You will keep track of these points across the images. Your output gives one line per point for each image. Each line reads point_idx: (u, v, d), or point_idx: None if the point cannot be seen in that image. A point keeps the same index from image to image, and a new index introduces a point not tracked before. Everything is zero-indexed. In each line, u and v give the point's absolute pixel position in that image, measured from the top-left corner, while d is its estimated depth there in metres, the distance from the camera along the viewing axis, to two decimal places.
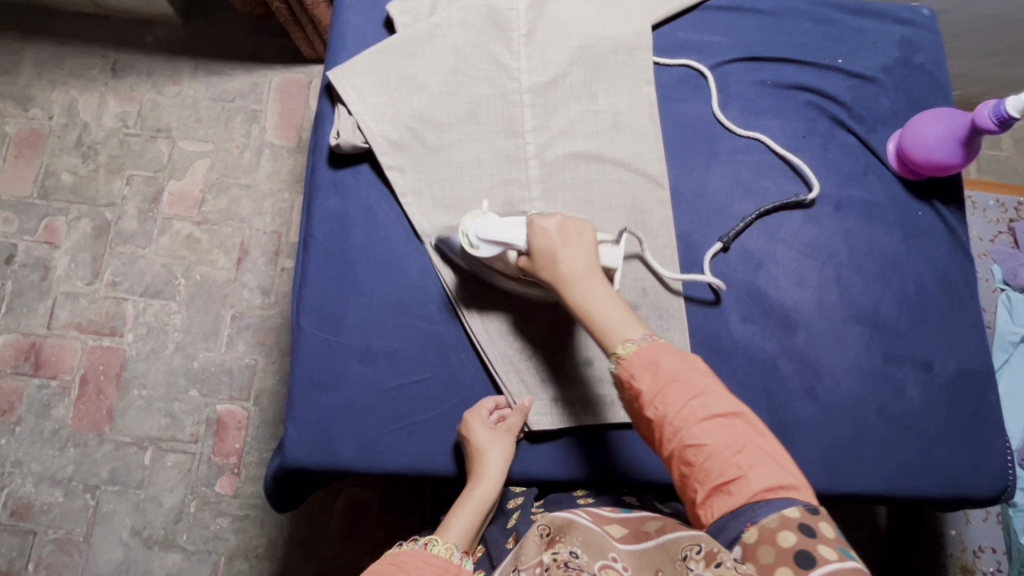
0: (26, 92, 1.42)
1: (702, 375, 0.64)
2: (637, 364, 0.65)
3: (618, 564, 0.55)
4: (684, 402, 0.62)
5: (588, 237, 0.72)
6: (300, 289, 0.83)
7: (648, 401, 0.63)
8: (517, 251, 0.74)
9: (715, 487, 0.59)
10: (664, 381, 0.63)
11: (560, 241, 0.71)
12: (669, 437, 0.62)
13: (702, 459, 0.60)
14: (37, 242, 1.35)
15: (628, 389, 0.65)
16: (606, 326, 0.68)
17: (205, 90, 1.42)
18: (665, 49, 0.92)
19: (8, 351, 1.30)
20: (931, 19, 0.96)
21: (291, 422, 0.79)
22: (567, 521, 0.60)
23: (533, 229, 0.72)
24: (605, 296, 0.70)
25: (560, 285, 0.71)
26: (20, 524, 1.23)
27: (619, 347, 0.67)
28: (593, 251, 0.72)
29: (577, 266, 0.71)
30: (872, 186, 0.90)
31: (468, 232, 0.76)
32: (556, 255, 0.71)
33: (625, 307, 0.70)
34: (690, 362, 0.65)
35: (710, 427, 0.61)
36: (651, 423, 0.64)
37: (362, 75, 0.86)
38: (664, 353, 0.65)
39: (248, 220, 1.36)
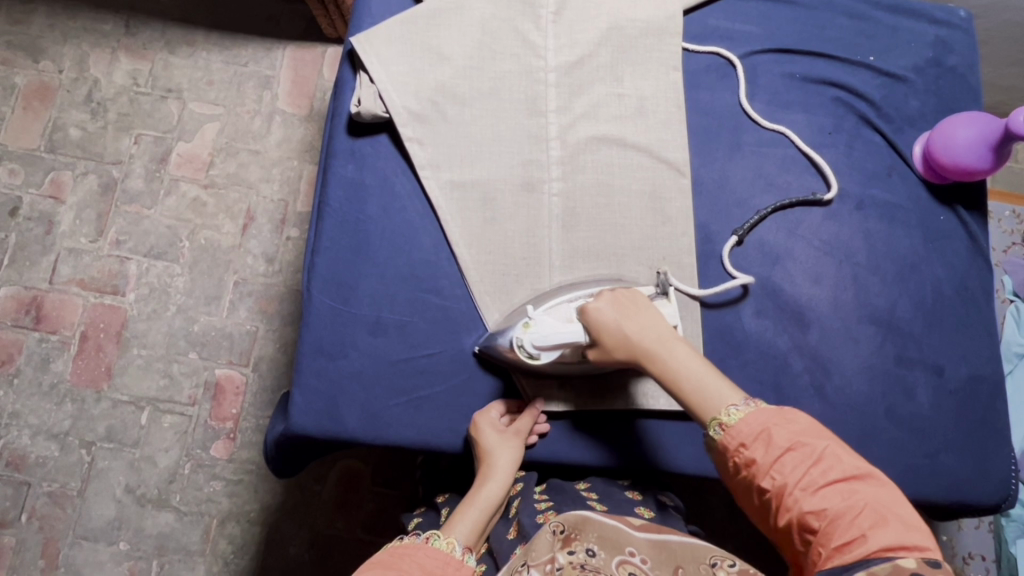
0: (37, 43, 1.40)
1: (822, 438, 0.59)
2: (746, 434, 0.61)
3: (636, 558, 0.62)
4: (801, 469, 0.58)
5: (642, 305, 0.72)
6: (313, 257, 0.82)
7: (763, 471, 0.59)
8: (581, 344, 0.73)
9: (835, 552, 0.54)
10: (778, 450, 0.59)
11: (621, 317, 0.71)
12: (786, 506, 0.58)
13: (821, 525, 0.55)
14: (43, 196, 1.33)
15: (740, 459, 0.61)
16: (699, 392, 0.67)
17: (218, 52, 1.40)
18: (695, 35, 0.91)
19: (10, 304, 1.29)
20: (966, 22, 0.94)
21: (297, 388, 0.79)
22: (580, 515, 0.64)
23: (588, 317, 0.71)
24: (689, 360, 0.69)
25: (639, 359, 0.70)
26: (14, 475, 1.23)
27: (723, 413, 0.64)
28: (653, 312, 0.72)
29: (648, 335, 0.70)
30: (895, 187, 0.89)
31: (524, 345, 0.74)
32: (626, 333, 0.70)
33: (707, 365, 0.68)
34: (807, 426, 0.60)
35: (829, 491, 0.56)
36: (767, 492, 0.59)
37: (386, 43, 0.84)
38: (777, 421, 0.61)
39: (256, 186, 1.35)
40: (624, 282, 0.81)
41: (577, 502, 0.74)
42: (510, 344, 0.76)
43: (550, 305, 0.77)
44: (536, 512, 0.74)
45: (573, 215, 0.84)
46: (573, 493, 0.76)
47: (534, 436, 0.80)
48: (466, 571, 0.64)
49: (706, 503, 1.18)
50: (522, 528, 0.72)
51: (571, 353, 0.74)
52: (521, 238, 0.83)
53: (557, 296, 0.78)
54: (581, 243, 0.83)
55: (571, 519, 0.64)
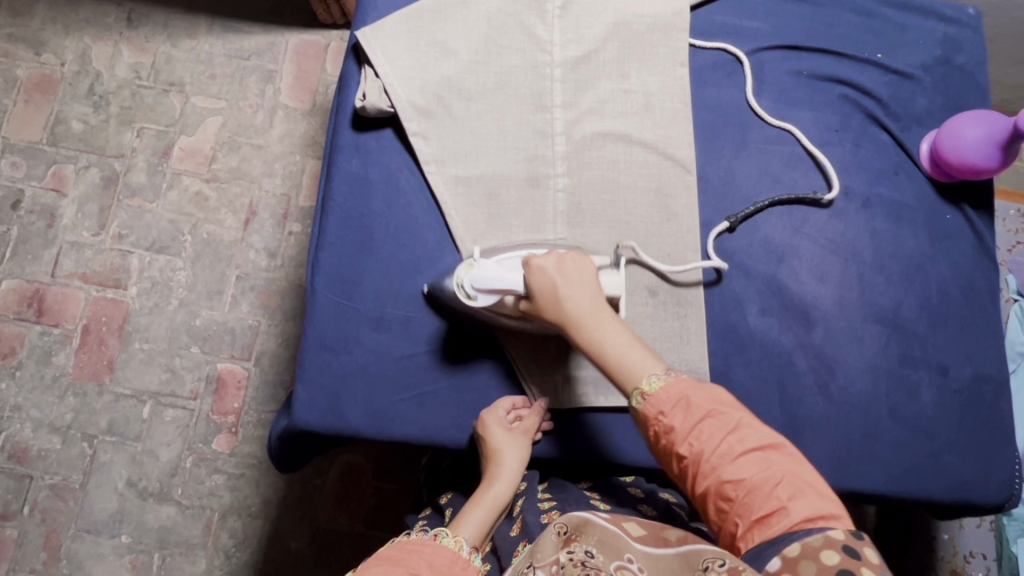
0: (39, 36, 1.39)
1: (735, 410, 0.65)
2: (665, 402, 0.66)
3: (634, 565, 0.59)
4: (719, 438, 0.63)
5: (585, 274, 0.73)
6: (316, 252, 0.82)
7: (682, 438, 0.64)
8: (517, 295, 0.73)
9: (753, 520, 0.60)
10: (698, 419, 0.64)
11: (560, 280, 0.72)
12: (704, 474, 0.63)
13: (738, 494, 0.61)
14: (45, 189, 1.33)
15: (660, 427, 0.65)
16: (620, 363, 0.70)
17: (221, 45, 1.40)
18: (701, 31, 0.90)
19: (12, 297, 1.29)
20: (974, 19, 0.94)
21: (301, 384, 0.79)
22: (583, 517, 0.63)
23: (529, 268, 0.72)
24: (616, 334, 0.71)
25: (567, 325, 0.72)
26: (16, 468, 1.23)
27: (645, 383, 0.68)
28: (594, 283, 0.73)
29: (583, 304, 0.72)
30: (902, 186, 0.88)
31: (463, 285, 0.74)
32: (561, 297, 0.71)
33: (632, 340, 0.71)
34: (721, 397, 0.66)
35: (745, 461, 0.62)
36: (685, 459, 0.64)
37: (391, 37, 0.84)
38: (695, 390, 0.66)
39: (259, 181, 1.34)
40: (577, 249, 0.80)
41: (580, 501, 0.74)
42: (452, 284, 0.75)
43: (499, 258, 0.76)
44: (540, 513, 0.73)
45: (578, 211, 0.84)
46: (574, 492, 0.76)
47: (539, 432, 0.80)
48: (473, 570, 0.64)
49: None
50: (526, 526, 0.72)
51: (509, 303, 0.74)
52: (525, 233, 0.82)
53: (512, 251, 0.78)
54: (585, 238, 0.83)
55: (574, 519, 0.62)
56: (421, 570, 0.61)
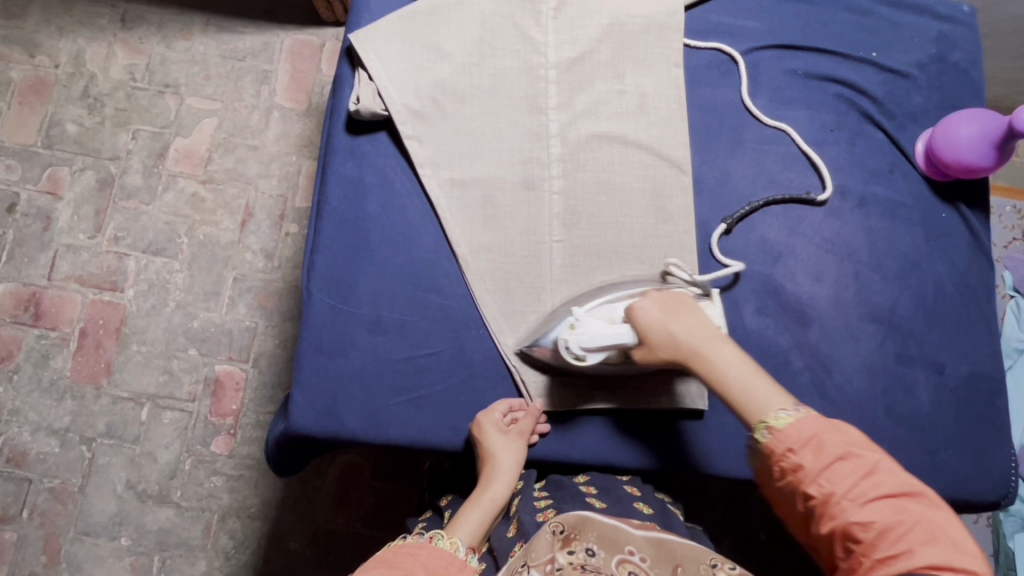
0: (33, 38, 1.39)
1: (874, 451, 0.57)
2: (794, 439, 0.58)
3: (636, 556, 0.64)
4: (852, 478, 0.55)
5: (689, 306, 0.72)
6: (312, 256, 0.82)
7: (811, 477, 0.56)
8: (627, 345, 0.73)
9: (880, 564, 0.51)
10: (829, 457, 0.56)
11: (667, 316, 0.71)
12: (831, 514, 0.55)
13: (868, 537, 0.52)
14: (40, 192, 1.33)
15: (786, 464, 0.58)
16: (741, 390, 0.65)
17: (216, 46, 1.39)
18: (696, 32, 0.90)
19: (9, 300, 1.29)
20: (969, 17, 0.94)
21: (298, 388, 0.79)
22: (579, 516, 0.67)
23: (635, 317, 0.72)
24: (736, 361, 0.67)
25: (684, 357, 0.69)
26: (15, 471, 1.23)
27: (771, 417, 0.61)
28: (707, 319, 0.71)
29: (695, 333, 0.69)
30: (897, 185, 0.88)
31: (570, 347, 0.74)
32: (672, 331, 0.70)
33: (754, 368, 0.66)
34: (859, 439, 0.58)
35: (879, 505, 0.53)
36: (813, 499, 0.56)
37: (385, 39, 0.84)
38: (829, 428, 0.58)
39: (255, 182, 1.34)
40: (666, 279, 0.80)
41: (576, 499, 0.74)
42: (557, 343, 0.76)
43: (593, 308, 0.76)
44: (536, 511, 0.73)
45: (574, 213, 0.83)
46: (571, 490, 0.76)
47: (535, 435, 0.80)
48: (469, 570, 0.64)
49: (705, 496, 1.19)
50: (522, 525, 0.72)
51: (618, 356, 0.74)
52: (521, 237, 0.82)
53: (607, 296, 0.78)
54: (582, 241, 0.83)
55: (571, 520, 0.67)
56: (418, 571, 0.61)
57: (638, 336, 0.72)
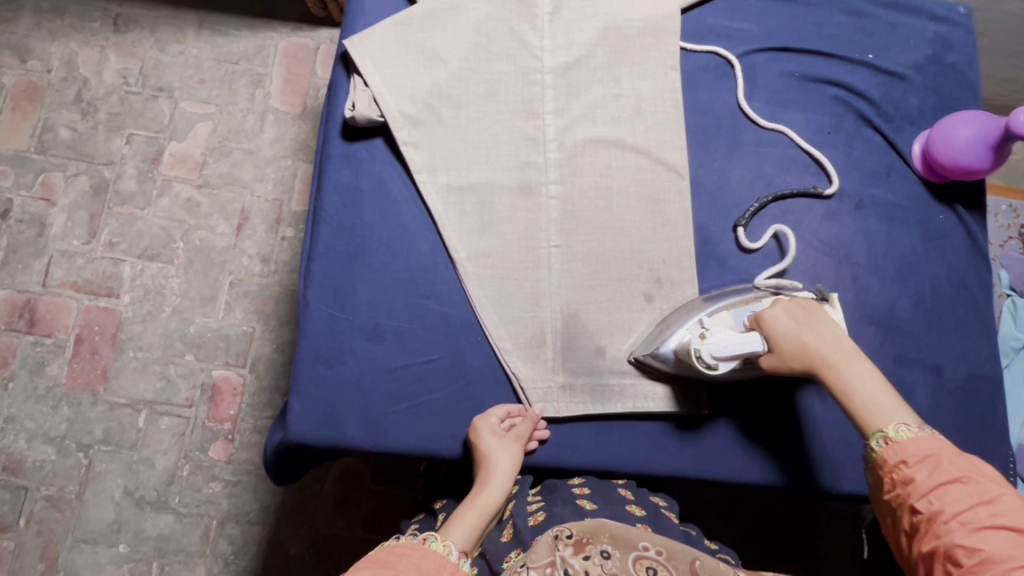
0: (25, 42, 1.38)
1: (999, 485, 0.57)
2: (910, 454, 0.61)
3: (650, 551, 0.67)
4: (965, 502, 0.56)
5: (818, 316, 0.71)
6: (309, 263, 0.82)
7: (921, 493, 0.59)
8: (756, 353, 0.71)
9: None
10: (944, 478, 0.58)
11: (799, 327, 0.70)
12: (936, 532, 0.57)
13: (970, 562, 0.54)
14: (34, 198, 1.32)
15: (898, 476, 0.61)
16: (872, 406, 0.66)
17: (210, 50, 1.39)
18: (692, 34, 0.90)
19: (3, 307, 1.28)
20: (965, 18, 0.94)
21: (295, 396, 0.78)
22: (591, 521, 0.69)
23: (764, 324, 0.70)
24: (868, 377, 0.68)
25: (817, 369, 0.69)
26: (11, 479, 1.22)
27: (891, 429, 0.63)
28: (836, 328, 0.71)
29: (829, 347, 0.69)
30: (895, 186, 0.88)
31: (702, 355, 0.73)
32: (806, 342, 0.69)
33: (884, 384, 0.67)
34: (985, 470, 0.59)
35: (992, 534, 0.54)
36: (919, 514, 0.58)
37: (380, 45, 0.83)
38: (952, 453, 0.60)
39: (250, 186, 1.34)
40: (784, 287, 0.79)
41: (567, 502, 0.74)
42: (689, 352, 0.74)
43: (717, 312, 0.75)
44: (528, 515, 0.74)
45: (572, 218, 0.83)
46: (564, 493, 0.76)
47: (535, 441, 0.79)
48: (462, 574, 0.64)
49: (703, 496, 1.20)
50: (517, 531, 0.73)
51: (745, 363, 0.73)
52: (519, 242, 0.82)
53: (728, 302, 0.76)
54: (581, 247, 0.83)
55: (582, 525, 0.69)
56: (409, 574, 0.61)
57: (769, 345, 0.70)
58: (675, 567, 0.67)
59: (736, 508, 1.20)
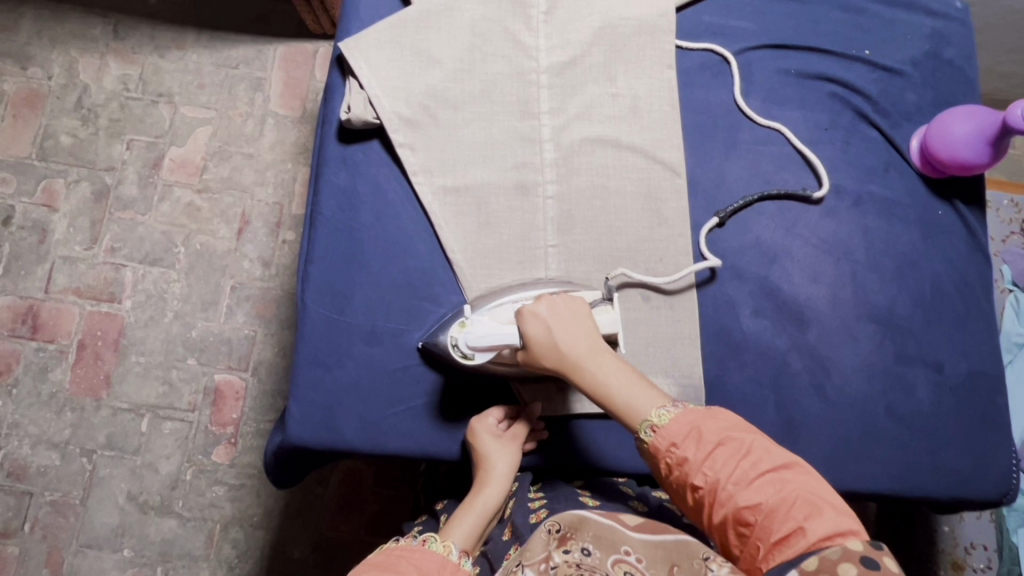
0: (25, 50, 1.38)
1: (747, 434, 0.63)
2: (677, 434, 0.63)
3: (631, 557, 0.62)
4: (731, 464, 0.60)
5: (580, 312, 0.71)
6: (306, 266, 0.82)
7: (696, 468, 0.61)
8: (512, 348, 0.71)
9: (774, 542, 0.57)
10: (710, 447, 0.62)
11: (555, 323, 0.70)
12: (721, 501, 0.60)
13: (758, 518, 0.58)
14: (36, 205, 1.32)
15: (673, 459, 0.63)
16: (628, 405, 0.67)
17: (209, 55, 1.39)
18: (689, 32, 0.90)
19: (6, 313, 1.28)
20: (962, 13, 0.93)
21: (294, 399, 0.78)
22: (577, 516, 0.67)
23: (522, 322, 0.70)
24: (616, 372, 0.69)
25: (567, 367, 0.69)
26: (16, 485, 1.23)
27: (653, 415, 0.66)
28: (591, 325, 0.71)
29: (579, 345, 0.69)
30: (893, 183, 0.88)
31: (459, 344, 0.74)
32: (556, 340, 0.69)
33: (633, 377, 0.69)
34: (733, 424, 0.64)
35: (761, 483, 0.59)
36: (700, 489, 0.61)
37: (375, 47, 0.83)
38: (706, 420, 0.64)
39: (250, 190, 1.34)
40: (577, 284, 0.80)
41: (569, 498, 0.74)
42: (446, 341, 0.75)
43: (492, 305, 0.75)
44: (529, 512, 0.73)
45: (569, 218, 0.83)
46: (565, 490, 0.76)
47: (530, 439, 0.80)
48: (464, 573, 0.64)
49: None
50: (516, 529, 0.71)
51: (505, 356, 0.73)
52: (516, 243, 0.82)
53: (504, 298, 0.76)
54: (577, 246, 0.83)
55: (568, 520, 0.67)
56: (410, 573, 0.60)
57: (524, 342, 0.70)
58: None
59: None
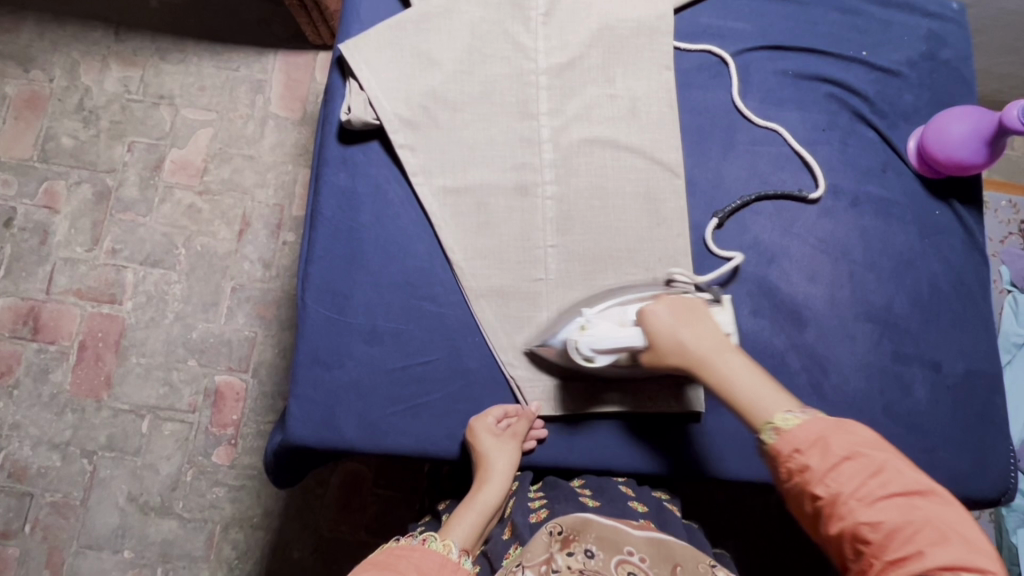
0: (27, 52, 1.39)
1: (881, 450, 0.57)
2: (801, 440, 0.59)
3: (634, 557, 0.66)
4: (858, 478, 0.55)
5: (701, 312, 0.71)
6: (307, 266, 0.82)
7: (818, 478, 0.57)
8: (635, 348, 0.72)
9: (890, 565, 0.52)
10: (836, 458, 0.57)
11: (678, 323, 0.70)
12: (839, 515, 0.55)
13: (876, 537, 0.53)
14: (37, 206, 1.33)
15: (793, 464, 0.59)
16: (755, 402, 0.65)
17: (210, 57, 1.40)
18: (687, 34, 0.90)
19: (7, 314, 1.29)
20: (959, 14, 0.94)
21: (294, 399, 0.79)
22: (579, 518, 0.70)
23: (646, 321, 0.71)
24: (744, 370, 0.67)
25: (694, 365, 0.69)
26: (16, 486, 1.23)
27: (778, 418, 0.62)
28: (714, 323, 0.71)
29: (705, 342, 0.69)
30: (890, 183, 0.88)
31: (580, 348, 0.73)
32: (681, 339, 0.69)
33: (763, 376, 0.67)
34: (867, 438, 0.58)
35: (888, 504, 0.54)
36: (819, 499, 0.57)
37: (375, 49, 0.84)
38: (836, 429, 0.58)
39: (251, 192, 1.34)
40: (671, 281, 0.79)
41: (569, 498, 0.74)
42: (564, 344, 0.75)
43: (603, 306, 0.75)
44: (530, 512, 0.74)
45: (568, 218, 0.83)
46: (566, 489, 0.76)
47: (529, 438, 0.80)
48: (463, 572, 0.64)
49: (707, 496, 1.20)
50: (516, 528, 0.72)
51: (627, 358, 0.73)
52: (516, 243, 0.82)
53: (619, 299, 0.76)
54: (577, 246, 0.83)
55: (570, 522, 0.69)
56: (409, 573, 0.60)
57: (648, 341, 0.71)
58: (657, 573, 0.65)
59: (743, 510, 1.20)
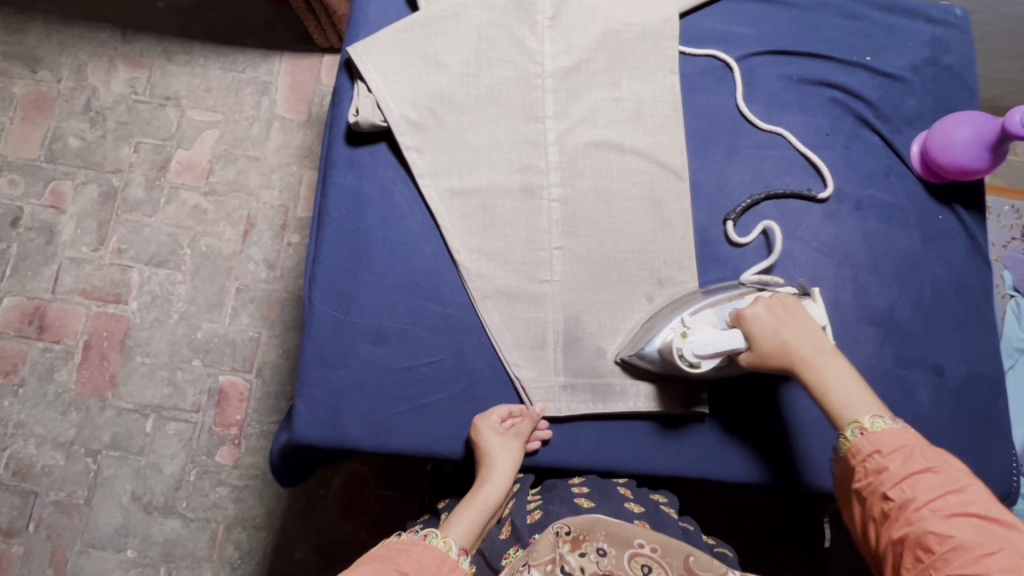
0: (35, 53, 1.40)
1: (967, 477, 0.60)
2: (886, 444, 0.63)
3: (646, 549, 0.68)
4: (936, 491, 0.59)
5: (799, 313, 0.73)
6: (314, 266, 0.83)
7: (894, 481, 0.61)
8: (737, 351, 0.72)
9: None
10: (916, 468, 0.60)
11: (778, 324, 0.72)
12: (908, 519, 0.59)
13: (941, 548, 0.56)
14: (44, 206, 1.34)
15: (872, 464, 0.62)
16: (847, 403, 0.68)
17: (216, 59, 1.40)
18: (691, 38, 0.91)
19: (13, 314, 1.29)
20: (962, 20, 0.94)
21: (300, 398, 0.79)
22: (588, 518, 0.70)
23: (744, 323, 0.72)
24: (843, 374, 0.69)
25: (795, 366, 0.71)
26: (21, 485, 1.23)
27: (866, 420, 0.65)
28: (812, 323, 0.73)
29: (806, 344, 0.71)
30: (893, 187, 0.89)
31: (685, 355, 0.73)
32: (784, 339, 0.71)
33: (859, 382, 0.69)
34: (956, 464, 0.61)
35: (962, 523, 0.57)
36: (891, 501, 0.60)
37: (383, 52, 0.85)
38: (924, 445, 0.62)
39: (256, 193, 1.35)
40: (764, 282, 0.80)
41: (564, 500, 0.75)
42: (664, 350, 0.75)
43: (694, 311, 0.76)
44: (527, 513, 0.75)
45: (573, 220, 0.84)
46: (563, 490, 0.77)
47: (534, 437, 0.80)
48: (460, 570, 0.64)
49: (709, 497, 1.20)
50: (516, 529, 0.74)
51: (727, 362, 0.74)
52: (521, 245, 0.83)
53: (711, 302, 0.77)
54: (583, 249, 0.84)
55: (579, 522, 0.69)
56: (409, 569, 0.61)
57: (749, 343, 0.72)
58: (670, 563, 0.68)
59: (745, 511, 1.20)
